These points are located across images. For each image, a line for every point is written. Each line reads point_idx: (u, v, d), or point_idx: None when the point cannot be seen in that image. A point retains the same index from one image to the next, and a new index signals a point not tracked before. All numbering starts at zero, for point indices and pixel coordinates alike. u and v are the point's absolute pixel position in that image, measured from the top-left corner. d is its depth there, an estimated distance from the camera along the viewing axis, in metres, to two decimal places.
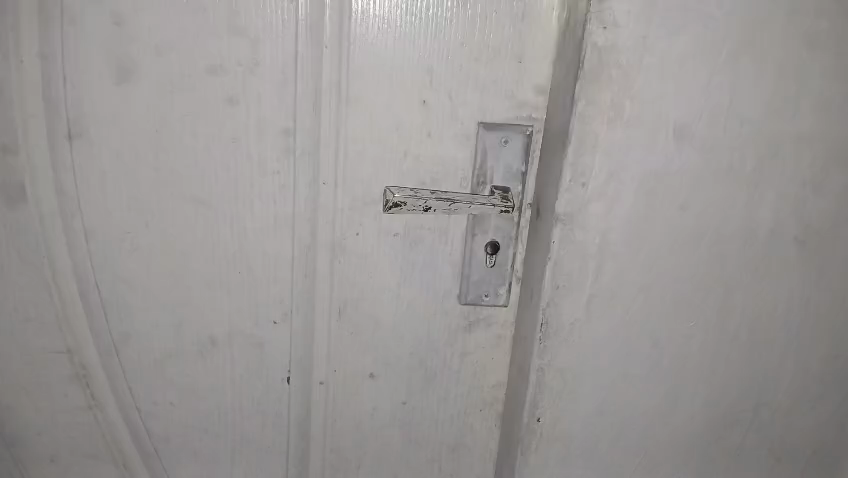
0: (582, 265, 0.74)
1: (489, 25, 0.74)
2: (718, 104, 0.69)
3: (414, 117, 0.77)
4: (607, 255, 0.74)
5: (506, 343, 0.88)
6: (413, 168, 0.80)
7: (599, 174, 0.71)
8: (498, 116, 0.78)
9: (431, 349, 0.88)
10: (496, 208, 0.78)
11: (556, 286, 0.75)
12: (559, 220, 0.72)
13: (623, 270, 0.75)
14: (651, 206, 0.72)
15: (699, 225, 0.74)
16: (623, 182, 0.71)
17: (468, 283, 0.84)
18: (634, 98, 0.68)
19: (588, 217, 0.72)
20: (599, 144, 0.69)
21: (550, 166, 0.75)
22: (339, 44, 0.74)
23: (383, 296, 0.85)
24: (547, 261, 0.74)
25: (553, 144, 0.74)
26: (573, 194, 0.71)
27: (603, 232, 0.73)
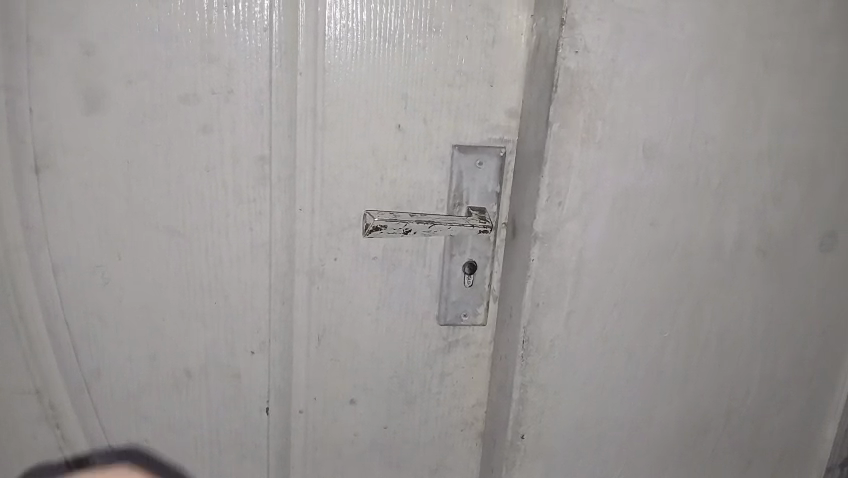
0: (561, 282, 0.76)
1: (462, 51, 0.75)
2: (684, 123, 0.72)
3: (390, 141, 0.78)
4: (584, 272, 0.76)
5: (485, 362, 0.89)
6: (390, 192, 0.80)
7: (575, 193, 0.72)
8: (472, 138, 0.79)
9: (410, 371, 0.88)
10: (474, 229, 0.78)
11: (536, 304, 0.76)
12: (537, 239, 0.74)
13: (600, 286, 0.77)
14: (624, 222, 0.75)
15: (669, 239, 0.77)
16: (597, 201, 0.73)
17: (446, 303, 0.84)
18: (606, 119, 0.70)
19: (565, 235, 0.74)
20: (574, 165, 0.71)
21: (525, 186, 0.76)
22: (314, 72, 0.75)
23: (362, 321, 0.84)
24: (526, 279, 0.75)
25: (526, 164, 0.76)
26: (551, 213, 0.73)
27: (579, 249, 0.75)
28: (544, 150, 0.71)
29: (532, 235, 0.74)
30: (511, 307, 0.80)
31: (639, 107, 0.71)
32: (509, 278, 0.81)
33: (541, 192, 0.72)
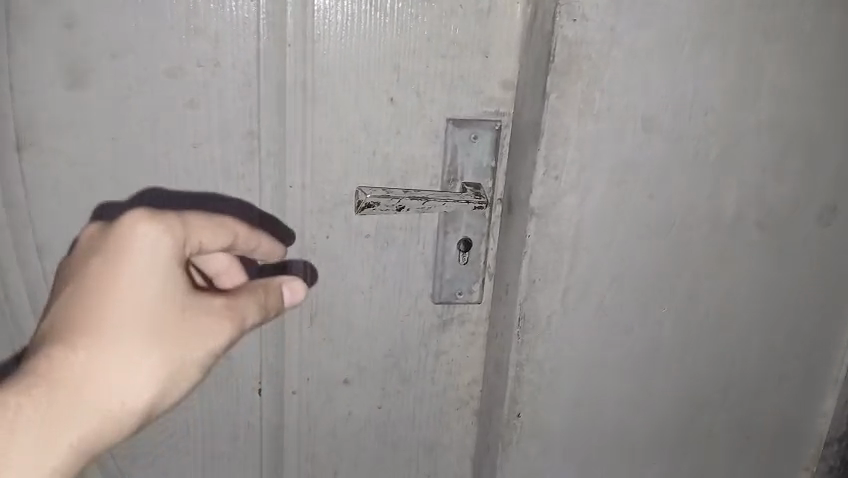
0: (558, 258, 0.74)
1: (456, 20, 0.73)
2: (684, 94, 0.71)
3: (382, 114, 0.76)
4: (582, 248, 0.74)
5: (481, 340, 0.88)
6: (383, 168, 0.78)
7: (572, 168, 0.71)
8: (466, 112, 0.77)
9: (405, 350, 0.86)
10: (469, 205, 0.77)
11: (532, 280, 0.75)
12: (534, 215, 0.72)
13: (598, 262, 0.75)
14: (623, 197, 0.73)
15: (668, 215, 0.75)
16: (595, 175, 0.71)
17: (440, 281, 0.83)
18: (604, 90, 0.68)
19: (562, 210, 0.72)
20: (571, 138, 0.69)
21: (520, 161, 0.74)
22: (303, 43, 0.72)
23: (355, 299, 0.83)
24: (522, 256, 0.74)
25: (522, 138, 0.74)
26: (548, 187, 0.71)
27: (577, 224, 0.73)
28: (540, 122, 0.69)
29: (528, 211, 0.72)
30: (507, 285, 0.79)
31: (638, 78, 0.69)
32: (505, 255, 0.80)
33: (538, 166, 0.70)
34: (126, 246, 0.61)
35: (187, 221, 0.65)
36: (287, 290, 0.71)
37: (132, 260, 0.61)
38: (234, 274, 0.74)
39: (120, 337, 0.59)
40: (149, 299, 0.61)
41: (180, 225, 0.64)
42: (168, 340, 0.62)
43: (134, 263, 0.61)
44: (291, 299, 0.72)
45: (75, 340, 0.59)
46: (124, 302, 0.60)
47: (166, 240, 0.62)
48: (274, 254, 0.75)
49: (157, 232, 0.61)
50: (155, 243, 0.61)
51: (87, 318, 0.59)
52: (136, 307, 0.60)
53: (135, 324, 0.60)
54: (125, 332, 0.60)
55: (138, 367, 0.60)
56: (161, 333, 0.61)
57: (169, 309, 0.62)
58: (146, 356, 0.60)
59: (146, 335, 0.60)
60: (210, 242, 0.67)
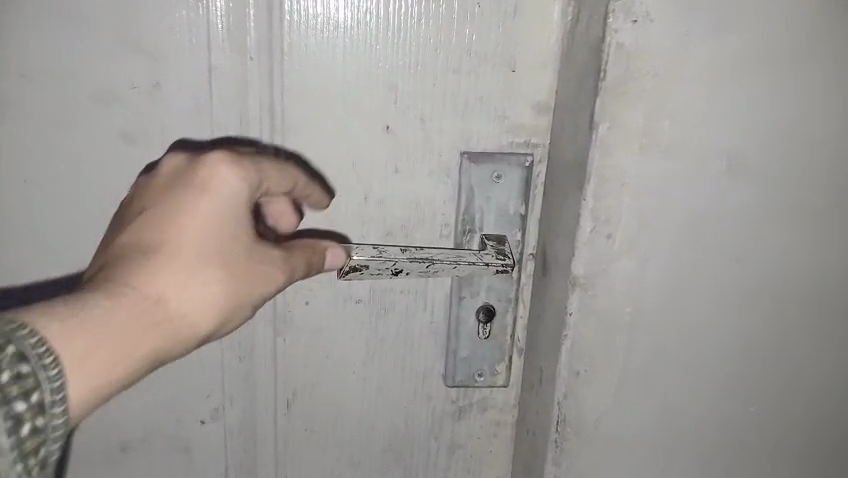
0: (610, 342, 0.55)
1: (471, 24, 0.55)
2: (785, 121, 0.51)
3: (376, 148, 0.58)
4: (642, 330, 0.55)
5: (507, 429, 0.68)
6: (378, 216, 0.60)
7: (630, 224, 0.51)
8: (487, 143, 0.58)
9: (410, 444, 0.68)
10: (490, 269, 0.58)
11: (576, 371, 0.56)
12: (577, 285, 0.53)
13: (665, 347, 0.56)
14: (699, 261, 0.54)
15: (760, 284, 0.56)
16: (662, 231, 0.52)
17: (456, 361, 0.64)
18: (676, 118, 0.49)
19: (616, 280, 0.53)
20: (629, 184, 0.50)
21: (558, 211, 0.55)
22: (270, 56, 0.55)
23: (346, 381, 0.65)
24: (561, 339, 0.55)
25: (560, 181, 0.55)
26: (596, 249, 0.52)
27: (636, 298, 0.54)
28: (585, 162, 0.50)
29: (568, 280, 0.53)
30: (540, 370, 0.60)
31: (723, 100, 0.49)
32: (538, 330, 0.61)
33: (582, 222, 0.51)
34: (198, 172, 0.47)
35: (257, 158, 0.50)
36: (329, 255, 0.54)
37: (207, 183, 0.47)
38: (283, 222, 0.55)
39: (190, 268, 0.46)
40: (218, 234, 0.47)
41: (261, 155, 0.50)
42: (235, 285, 0.47)
43: (205, 193, 0.47)
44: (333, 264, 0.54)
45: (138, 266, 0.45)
46: (189, 239, 0.46)
47: (248, 168, 0.48)
48: (321, 206, 0.57)
49: (236, 165, 0.48)
50: (238, 170, 0.48)
51: (144, 245, 0.45)
52: (208, 239, 0.46)
53: (200, 262, 0.46)
54: (194, 264, 0.46)
55: (204, 308, 0.46)
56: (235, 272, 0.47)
57: (242, 247, 0.48)
58: (214, 296, 0.47)
59: (212, 276, 0.46)
60: (274, 187, 0.51)
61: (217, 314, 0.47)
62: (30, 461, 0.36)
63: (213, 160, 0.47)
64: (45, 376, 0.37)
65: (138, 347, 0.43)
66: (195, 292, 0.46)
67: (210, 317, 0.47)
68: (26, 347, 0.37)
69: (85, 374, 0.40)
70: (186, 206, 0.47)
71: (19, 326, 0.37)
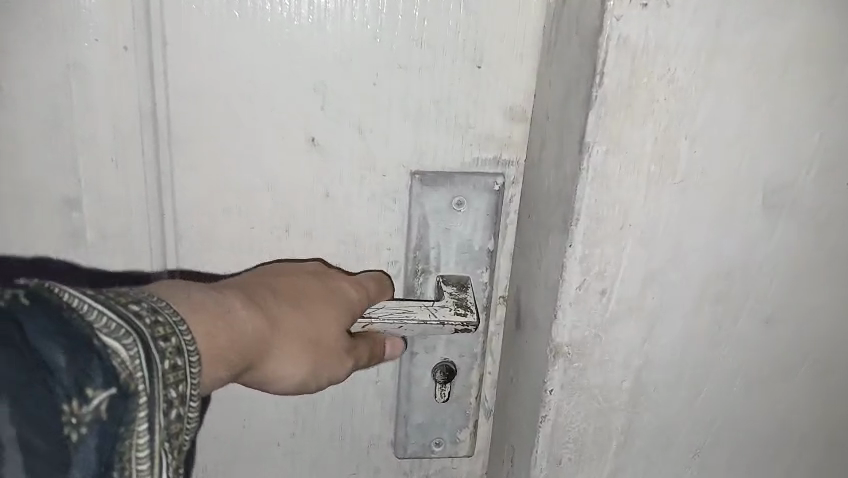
0: (602, 424, 0.43)
1: (424, 3, 0.40)
2: (837, 142, 0.39)
3: (299, 168, 0.44)
4: (641, 408, 0.43)
5: None
6: (304, 254, 0.46)
7: (630, 276, 0.39)
8: (445, 161, 0.44)
9: None
10: (446, 330, 0.44)
11: (557, 460, 0.43)
12: (560, 355, 0.40)
13: (670, 427, 0.44)
14: (717, 321, 0.41)
15: (792, 346, 0.43)
16: (670, 286, 0.40)
17: (407, 429, 0.51)
18: (698, 139, 0.36)
19: (611, 347, 0.41)
20: (632, 226, 0.38)
21: (536, 254, 0.42)
22: (150, 46, 0.40)
23: (270, 454, 0.52)
24: (538, 421, 0.42)
25: (539, 215, 0.42)
26: (585, 310, 0.39)
27: (634, 368, 0.41)
28: (573, 197, 0.37)
29: (548, 349, 0.40)
30: (512, 448, 0.47)
31: (759, 114, 0.37)
32: (509, 395, 0.48)
33: (568, 277, 0.38)
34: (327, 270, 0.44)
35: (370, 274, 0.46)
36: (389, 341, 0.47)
37: (331, 278, 0.43)
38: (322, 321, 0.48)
39: (298, 321, 0.41)
40: (334, 318, 0.42)
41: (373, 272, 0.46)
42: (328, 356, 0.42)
43: (332, 284, 0.43)
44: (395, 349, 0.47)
45: (261, 295, 0.40)
46: (314, 305, 0.42)
47: (373, 286, 0.45)
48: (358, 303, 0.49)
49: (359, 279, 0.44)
50: (360, 281, 0.44)
51: (266, 288, 0.41)
52: (327, 314, 0.42)
53: (313, 325, 0.42)
54: (309, 319, 0.41)
55: (296, 358, 0.41)
56: (324, 350, 0.42)
57: (344, 324, 0.42)
58: (301, 363, 0.41)
59: (314, 339, 0.41)
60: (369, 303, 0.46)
61: (305, 367, 0.41)
62: (172, 443, 0.31)
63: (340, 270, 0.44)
64: (190, 370, 0.32)
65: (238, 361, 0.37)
66: (300, 338, 0.41)
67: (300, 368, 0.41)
68: (180, 332, 0.33)
69: (211, 353, 0.35)
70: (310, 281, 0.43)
71: (175, 314, 0.33)
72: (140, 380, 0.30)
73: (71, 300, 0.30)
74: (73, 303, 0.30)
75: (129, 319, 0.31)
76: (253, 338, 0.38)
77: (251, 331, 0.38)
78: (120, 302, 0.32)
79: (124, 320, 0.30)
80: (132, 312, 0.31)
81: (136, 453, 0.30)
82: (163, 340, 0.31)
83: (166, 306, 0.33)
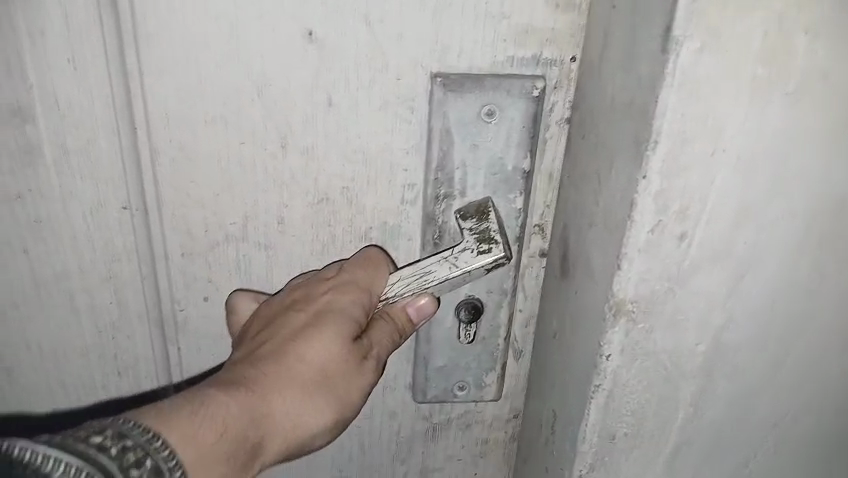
0: (669, 394, 0.37)
1: None
2: None
3: (294, 69, 0.36)
4: (718, 377, 0.37)
5: (498, 448, 0.51)
6: (304, 173, 0.39)
7: (722, 215, 0.32)
8: (472, 59, 0.36)
9: (370, 470, 0.50)
10: (476, 272, 0.38)
11: (612, 435, 0.38)
12: (621, 314, 0.34)
13: (745, 389, 0.38)
14: (820, 265, 0.34)
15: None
16: (762, 222, 0.32)
17: (428, 373, 0.45)
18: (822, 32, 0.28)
19: (689, 297, 0.34)
20: (727, 150, 0.30)
21: (594, 184, 0.35)
22: None
23: None
24: (591, 389, 0.37)
25: (603, 137, 0.34)
26: (654, 254, 0.32)
27: (705, 315, 0.35)
28: (651, 113, 0.29)
29: (607, 307, 0.34)
30: (553, 413, 0.42)
31: None
32: (552, 353, 0.42)
33: (638, 218, 0.31)
34: (307, 289, 0.39)
35: (359, 259, 0.40)
36: (413, 312, 0.39)
37: (312, 300, 0.38)
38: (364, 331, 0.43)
39: (298, 366, 0.37)
40: (334, 343, 0.37)
41: (365, 256, 0.40)
42: (347, 388, 0.38)
43: (312, 307, 0.38)
44: (424, 312, 0.39)
45: (246, 368, 0.36)
46: (306, 342, 0.37)
47: (358, 274, 0.39)
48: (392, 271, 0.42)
49: (343, 280, 0.39)
50: (342, 279, 0.39)
51: (252, 354, 0.37)
52: (325, 345, 0.37)
53: (317, 363, 0.37)
54: (310, 360, 0.37)
55: (317, 408, 0.37)
56: (340, 379, 0.38)
57: (345, 340, 0.38)
58: (325, 402, 0.38)
59: (325, 378, 0.37)
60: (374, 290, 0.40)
61: (330, 411, 0.38)
62: None
63: (321, 284, 0.39)
64: None
65: (251, 444, 0.34)
66: (311, 387, 0.37)
67: (327, 415, 0.38)
68: (156, 453, 0.30)
69: (201, 458, 0.31)
70: (293, 315, 0.38)
71: (146, 432, 0.30)
72: None
73: (31, 455, 0.28)
74: (29, 458, 0.28)
75: (98, 460, 0.28)
76: (251, 420, 0.34)
77: (242, 412, 0.34)
78: (79, 435, 0.29)
79: (86, 462, 0.28)
80: (94, 447, 0.29)
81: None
82: (136, 467, 0.29)
83: (133, 424, 0.30)
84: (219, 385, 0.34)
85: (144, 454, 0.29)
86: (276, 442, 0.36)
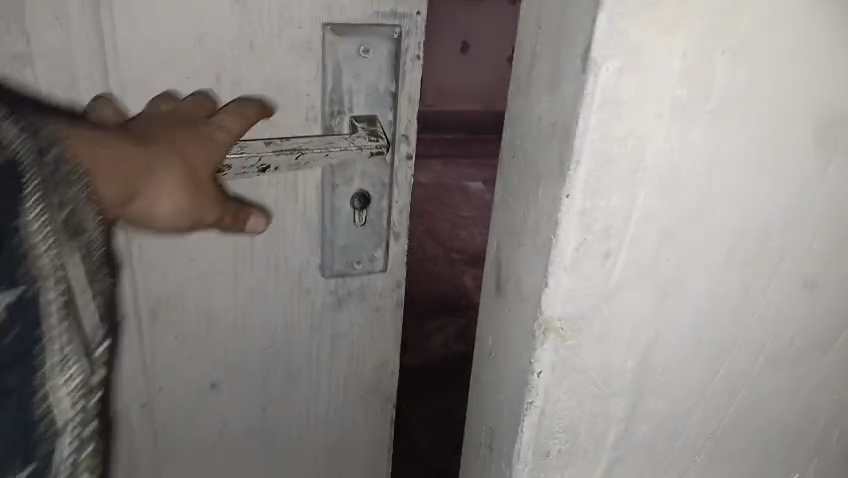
0: (598, 408, 0.53)
1: None
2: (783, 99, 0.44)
3: (225, 20, 0.50)
4: (631, 390, 0.53)
5: (389, 315, 0.67)
6: (234, 100, 0.53)
7: (633, 241, 0.47)
8: (351, 14, 0.53)
9: (292, 338, 0.65)
10: (364, 153, 0.55)
11: (546, 453, 0.54)
12: (551, 331, 0.48)
13: (646, 382, 0.53)
14: (698, 264, 0.49)
15: (786, 307, 0.53)
16: (648, 249, 0.47)
17: (333, 250, 0.61)
18: (733, 61, 0.42)
19: (610, 318, 0.49)
20: (646, 169, 0.44)
21: (523, 206, 0.49)
22: None
23: (215, 283, 0.60)
24: (528, 401, 0.51)
25: (527, 185, 0.48)
26: (578, 271, 0.46)
27: (600, 295, 0.48)
28: (572, 134, 0.42)
29: (537, 325, 0.48)
30: (490, 431, 0.57)
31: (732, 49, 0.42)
32: (486, 364, 0.57)
33: (561, 236, 0.45)
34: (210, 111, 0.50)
35: (245, 108, 0.51)
36: (253, 220, 0.54)
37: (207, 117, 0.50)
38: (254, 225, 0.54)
39: (184, 162, 0.47)
40: (208, 162, 0.48)
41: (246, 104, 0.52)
42: (212, 202, 0.49)
43: (200, 124, 0.49)
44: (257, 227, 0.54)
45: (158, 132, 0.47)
46: (194, 149, 0.48)
47: (240, 117, 0.51)
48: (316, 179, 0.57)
49: (225, 117, 0.50)
50: (231, 111, 0.51)
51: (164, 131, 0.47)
52: (202, 161, 0.48)
53: (197, 173, 0.48)
54: (194, 164, 0.48)
55: (181, 202, 0.47)
56: (206, 192, 0.48)
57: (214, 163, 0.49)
58: (186, 207, 0.47)
59: (195, 189, 0.47)
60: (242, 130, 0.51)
61: (185, 213, 0.47)
62: (59, 296, 0.35)
63: (218, 113, 0.50)
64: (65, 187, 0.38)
65: (124, 183, 0.44)
66: (179, 185, 0.46)
67: (181, 213, 0.47)
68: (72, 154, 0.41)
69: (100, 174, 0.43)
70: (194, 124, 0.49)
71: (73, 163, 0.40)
72: (26, 190, 0.35)
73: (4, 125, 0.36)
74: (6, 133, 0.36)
75: None
76: (138, 172, 0.45)
77: (127, 158, 0.44)
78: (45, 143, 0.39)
79: (29, 153, 0.37)
80: (42, 153, 0.38)
81: (25, 289, 0.34)
82: (57, 192, 0.37)
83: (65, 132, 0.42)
84: (138, 140, 0.46)
85: (62, 181, 0.38)
86: (139, 203, 0.46)
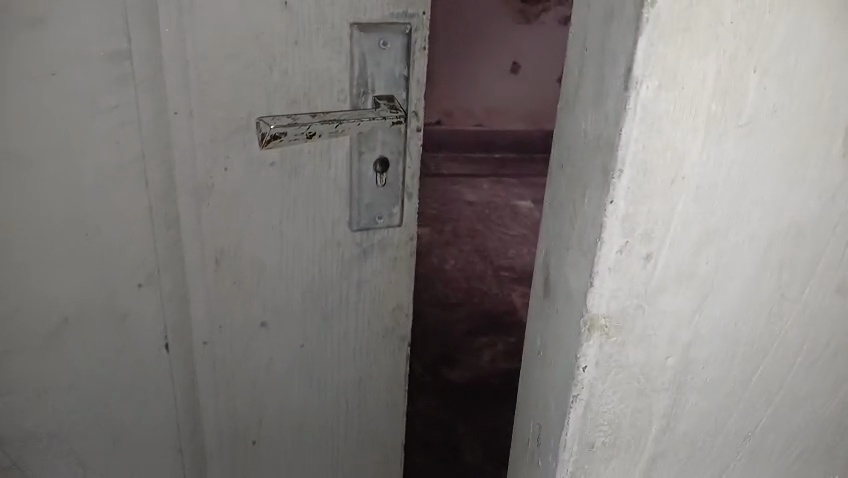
0: (640, 401, 0.56)
1: None
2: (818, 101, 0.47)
3: (276, 21, 0.65)
4: (671, 386, 0.57)
5: (405, 264, 0.81)
6: (282, 84, 0.67)
7: (671, 245, 0.49)
8: (372, 14, 0.67)
9: (326, 283, 0.79)
10: (387, 122, 0.70)
11: (591, 443, 0.57)
12: (596, 328, 0.52)
13: (683, 370, 0.56)
14: (739, 255, 0.51)
15: (821, 299, 0.56)
16: (684, 247, 0.50)
17: (359, 207, 0.75)
18: (766, 77, 0.45)
19: (649, 318, 0.52)
20: (682, 179, 0.47)
21: (567, 212, 0.53)
22: None
23: (265, 237, 0.74)
24: (572, 392, 0.54)
25: (573, 192, 0.52)
26: (623, 273, 0.50)
27: (641, 292, 0.51)
28: (617, 143, 0.45)
29: (582, 323, 0.51)
30: (538, 427, 0.61)
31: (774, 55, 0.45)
32: (534, 364, 0.60)
33: (607, 238, 0.48)
34: None
35: None
36: None
37: None
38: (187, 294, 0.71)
39: None
40: None
41: None
42: None
43: None
44: None
45: None
46: None
47: None
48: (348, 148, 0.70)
49: None
50: None
51: None
52: None
53: None
54: None
55: None
56: None
57: None
58: None
59: None
60: None
61: None
62: None
63: None
64: None
65: None
66: None
67: None
68: None
69: None
70: None
71: None
72: None
73: None
74: None
75: None
76: None
77: None
78: None
79: None
80: None
81: None
82: None
83: None
84: None
85: None
86: None
